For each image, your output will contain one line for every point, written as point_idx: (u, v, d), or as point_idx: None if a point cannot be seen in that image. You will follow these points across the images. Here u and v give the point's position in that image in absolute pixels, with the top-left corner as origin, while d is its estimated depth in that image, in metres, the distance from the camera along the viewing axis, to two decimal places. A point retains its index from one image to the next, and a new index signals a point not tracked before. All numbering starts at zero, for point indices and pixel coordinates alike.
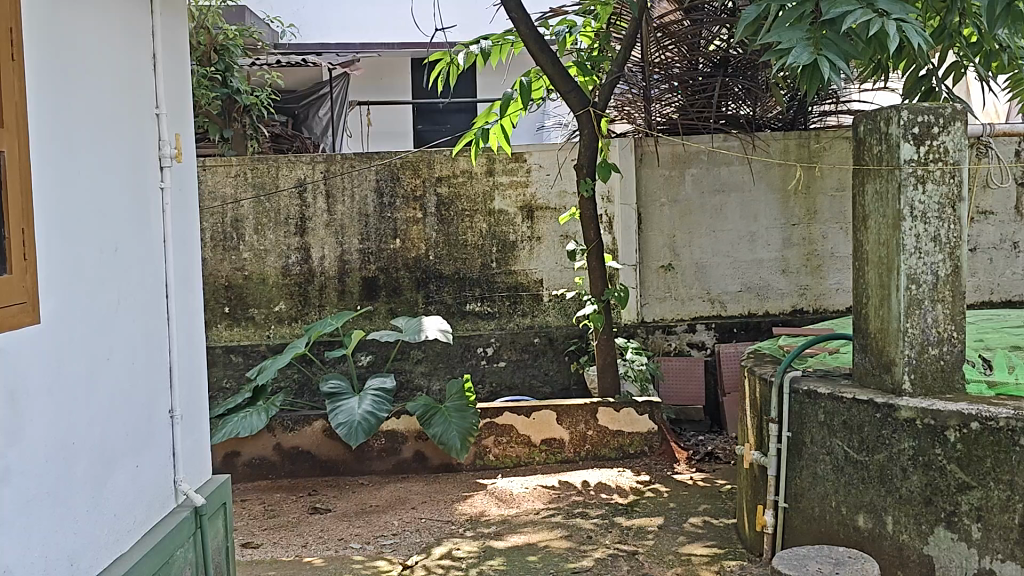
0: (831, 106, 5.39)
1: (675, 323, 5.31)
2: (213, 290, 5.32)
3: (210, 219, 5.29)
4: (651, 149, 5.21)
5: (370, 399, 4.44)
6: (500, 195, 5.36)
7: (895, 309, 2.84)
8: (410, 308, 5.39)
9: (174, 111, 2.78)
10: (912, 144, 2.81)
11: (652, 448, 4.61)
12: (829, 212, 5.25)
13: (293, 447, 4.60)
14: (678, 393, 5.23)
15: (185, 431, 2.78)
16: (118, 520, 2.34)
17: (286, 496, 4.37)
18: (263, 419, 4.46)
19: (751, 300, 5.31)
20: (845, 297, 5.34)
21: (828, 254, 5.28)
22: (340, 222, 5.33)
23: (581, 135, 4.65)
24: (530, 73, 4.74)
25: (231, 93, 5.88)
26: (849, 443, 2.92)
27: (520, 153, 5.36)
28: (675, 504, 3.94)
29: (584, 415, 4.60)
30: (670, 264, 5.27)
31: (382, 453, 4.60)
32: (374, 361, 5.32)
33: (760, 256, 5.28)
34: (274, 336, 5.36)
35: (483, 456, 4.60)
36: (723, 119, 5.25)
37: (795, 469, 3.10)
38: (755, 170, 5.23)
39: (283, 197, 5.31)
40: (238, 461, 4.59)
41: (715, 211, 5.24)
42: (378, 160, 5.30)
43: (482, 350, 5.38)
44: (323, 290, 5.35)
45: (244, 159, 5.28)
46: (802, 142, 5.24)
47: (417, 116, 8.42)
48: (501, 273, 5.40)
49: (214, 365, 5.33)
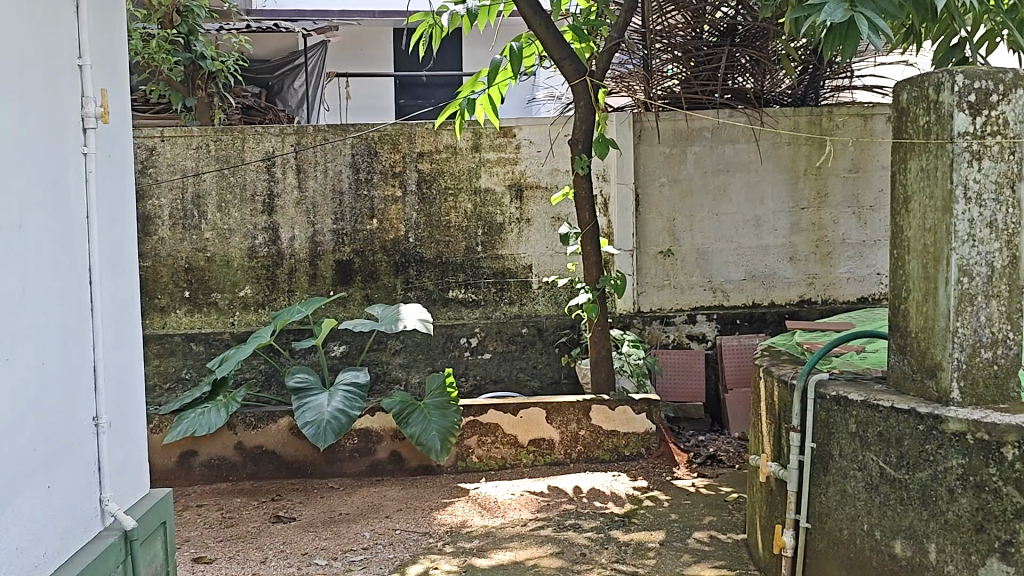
0: (844, 81, 4.96)
1: (673, 313, 4.92)
2: (173, 272, 4.89)
3: (169, 194, 4.85)
4: (651, 124, 4.79)
5: (341, 395, 4.02)
6: (486, 172, 4.94)
7: (943, 305, 2.46)
8: (387, 295, 4.97)
9: (102, 65, 2.35)
10: (968, 114, 2.40)
11: (649, 451, 4.24)
12: (840, 195, 4.88)
13: (256, 447, 4.20)
14: (677, 388, 4.85)
15: (114, 442, 2.38)
16: (22, 555, 1.93)
17: (246, 502, 3.95)
18: (222, 416, 4.06)
19: (755, 289, 4.93)
20: (857, 287, 4.96)
21: (839, 239, 4.91)
22: (312, 200, 4.90)
23: (576, 107, 4.22)
24: (519, 37, 4.16)
25: (194, 59, 5.40)
26: (886, 459, 2.55)
27: (508, 127, 4.93)
28: (677, 516, 3.55)
29: (576, 413, 4.22)
30: (669, 250, 4.88)
31: (354, 454, 4.20)
32: (347, 352, 4.90)
33: (765, 241, 4.89)
34: (239, 324, 4.93)
35: (466, 458, 4.21)
36: (729, 93, 4.83)
37: (820, 486, 2.74)
38: (763, 149, 4.82)
39: (250, 171, 4.87)
40: (196, 462, 4.18)
41: (719, 193, 4.85)
42: (353, 133, 4.87)
43: (465, 341, 4.97)
44: (292, 274, 4.93)
45: (207, 130, 4.84)
46: (814, 119, 4.83)
47: (400, 90, 7.98)
48: (487, 258, 4.99)
49: (172, 354, 4.89)
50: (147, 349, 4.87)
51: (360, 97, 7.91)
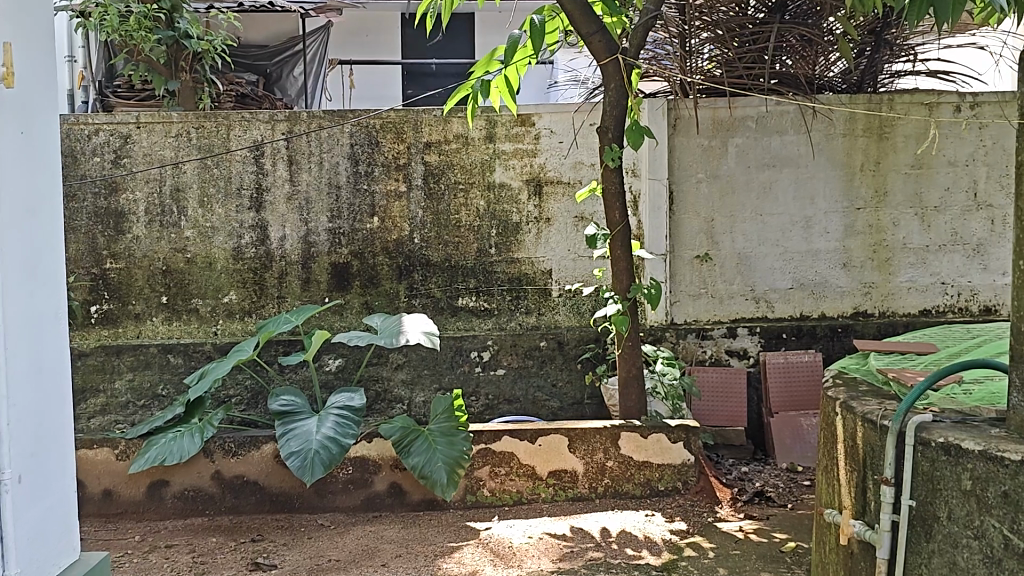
0: (906, 64, 4.38)
1: (711, 326, 4.37)
2: (149, 275, 4.36)
3: (145, 188, 4.32)
4: (688, 113, 4.25)
5: (332, 420, 3.48)
6: (501, 165, 4.41)
7: None
8: (389, 302, 4.43)
9: (9, 13, 1.80)
10: None
11: (686, 485, 3.70)
12: (901, 194, 4.33)
13: (236, 477, 3.67)
14: (717, 412, 4.30)
15: (27, 502, 1.83)
16: None
17: (221, 543, 3.41)
18: (196, 442, 3.53)
19: (804, 299, 4.38)
20: (919, 298, 4.39)
21: (899, 244, 4.36)
22: (305, 195, 4.37)
23: (606, 89, 3.66)
24: (542, 9, 3.57)
25: (177, 37, 4.83)
26: (1012, 526, 1.99)
27: (527, 115, 4.40)
28: (726, 571, 3.00)
29: (603, 442, 3.67)
30: (706, 254, 4.33)
31: (348, 486, 3.67)
32: (343, 366, 4.37)
33: (815, 245, 4.35)
34: (222, 334, 4.40)
35: (476, 491, 3.68)
36: (776, 77, 4.25)
37: (920, 555, 2.20)
38: (815, 140, 4.28)
39: (235, 161, 4.34)
40: (167, 493, 3.66)
41: (764, 190, 4.30)
42: (352, 119, 4.34)
43: (476, 355, 4.42)
44: (283, 278, 4.39)
45: (188, 116, 4.31)
46: (872, 107, 4.28)
47: (409, 80, 7.43)
48: (502, 262, 4.45)
49: (147, 367, 4.34)
50: (119, 361, 4.33)
51: (365, 86, 7.39)
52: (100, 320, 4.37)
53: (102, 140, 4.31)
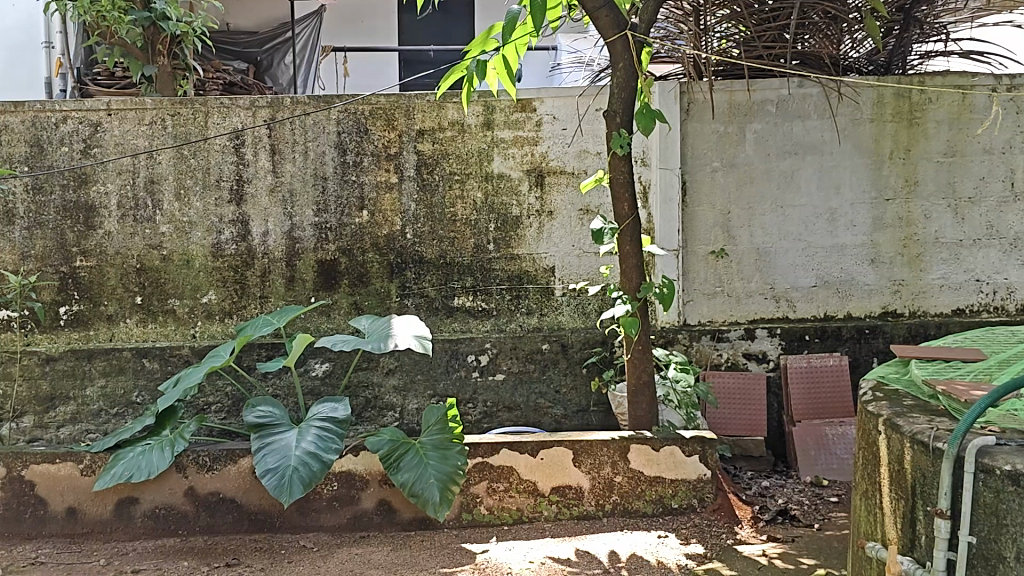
0: (938, 45, 4.02)
1: (727, 327, 4.06)
2: (122, 273, 4.06)
3: (117, 179, 4.02)
4: (702, 96, 3.95)
5: (313, 433, 3.17)
6: (499, 154, 4.09)
7: None
8: (379, 302, 4.12)
9: None
10: None
11: (703, 503, 3.38)
12: (933, 183, 4.01)
13: (211, 494, 3.37)
14: (734, 420, 3.98)
15: None
16: None
17: (192, 567, 3.10)
18: (165, 457, 3.23)
19: (828, 299, 4.06)
20: (952, 296, 4.07)
21: (930, 238, 4.04)
22: (288, 187, 4.06)
23: (613, 70, 3.34)
24: None
25: (154, 19, 4.52)
26: None
27: (527, 100, 4.08)
28: None
29: (611, 455, 3.37)
30: (722, 250, 4.02)
31: (333, 503, 3.37)
32: (330, 371, 4.07)
33: (841, 240, 4.03)
34: (201, 336, 4.10)
35: (472, 509, 3.37)
36: (797, 57, 3.95)
37: None
38: (841, 126, 3.96)
39: (214, 151, 4.03)
40: (137, 512, 3.36)
41: (785, 180, 3.98)
42: (338, 105, 4.03)
43: (474, 358, 4.11)
44: (265, 276, 4.09)
45: (162, 102, 4.01)
46: (901, 91, 3.97)
47: (405, 67, 7.12)
48: (500, 259, 4.14)
49: (120, 373, 4.04)
50: (91, 366, 4.03)
51: (360, 73, 7.07)
52: (70, 322, 4.07)
53: (71, 128, 4.01)
